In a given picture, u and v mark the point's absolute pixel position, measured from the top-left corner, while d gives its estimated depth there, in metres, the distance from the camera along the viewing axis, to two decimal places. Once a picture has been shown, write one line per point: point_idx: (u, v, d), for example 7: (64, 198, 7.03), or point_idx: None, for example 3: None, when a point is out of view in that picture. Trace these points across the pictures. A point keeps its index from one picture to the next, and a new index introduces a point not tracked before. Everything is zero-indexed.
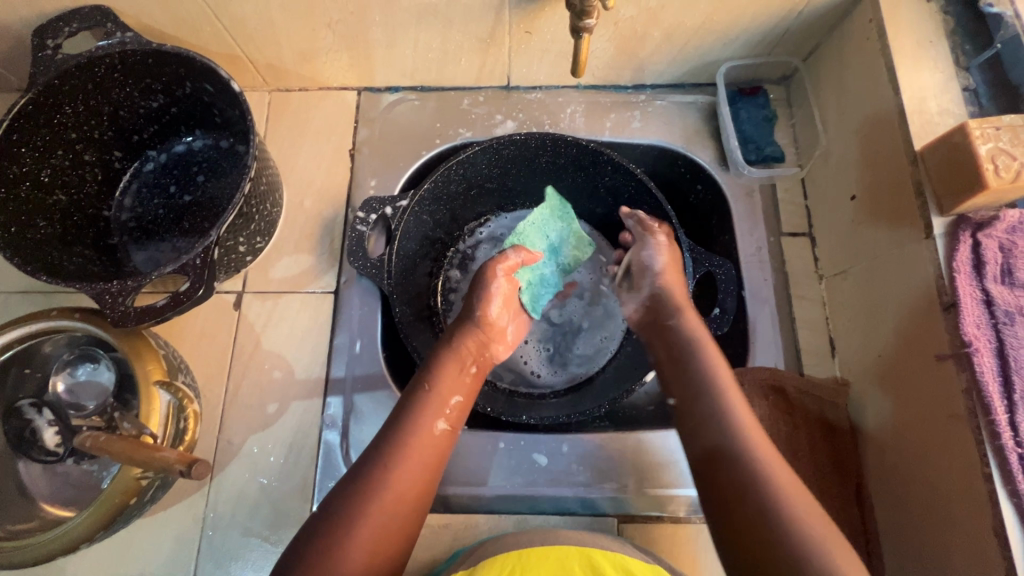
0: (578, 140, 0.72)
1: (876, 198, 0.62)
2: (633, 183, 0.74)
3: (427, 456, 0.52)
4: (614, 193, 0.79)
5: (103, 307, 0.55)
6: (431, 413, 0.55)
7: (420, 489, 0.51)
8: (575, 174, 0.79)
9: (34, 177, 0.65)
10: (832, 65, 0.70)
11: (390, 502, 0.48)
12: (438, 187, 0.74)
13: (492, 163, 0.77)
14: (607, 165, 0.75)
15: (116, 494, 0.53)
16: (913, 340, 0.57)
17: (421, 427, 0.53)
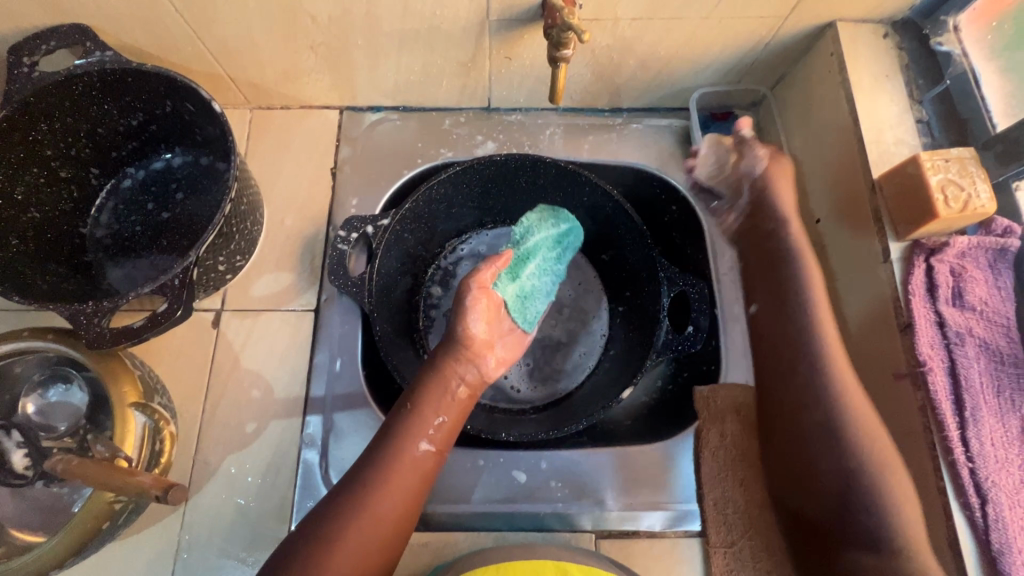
0: (556, 161, 0.75)
1: (839, 222, 0.65)
2: (610, 204, 0.77)
3: (407, 480, 0.54)
4: (592, 212, 0.80)
5: (78, 328, 0.54)
6: (410, 439, 0.56)
7: (402, 513, 0.53)
8: (555, 193, 0.81)
9: (7, 195, 0.65)
10: (797, 94, 0.74)
11: (368, 527, 0.51)
12: (419, 204, 0.75)
13: (472, 182, 0.78)
14: (585, 185, 0.76)
15: (89, 518, 0.53)
16: (872, 359, 0.60)
17: (403, 453, 0.55)
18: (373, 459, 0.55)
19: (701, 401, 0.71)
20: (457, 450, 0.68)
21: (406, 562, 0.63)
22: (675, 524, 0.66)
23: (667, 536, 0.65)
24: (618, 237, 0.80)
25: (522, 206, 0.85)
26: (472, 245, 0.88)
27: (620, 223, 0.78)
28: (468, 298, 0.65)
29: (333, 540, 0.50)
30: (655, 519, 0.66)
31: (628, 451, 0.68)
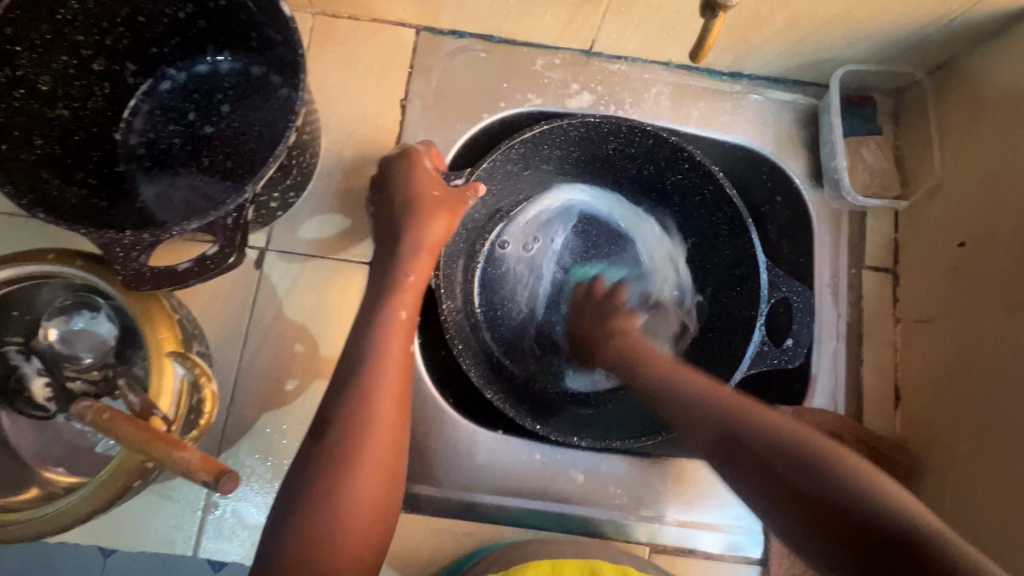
0: (657, 131, 0.63)
1: (993, 251, 0.57)
2: (711, 189, 0.66)
3: (405, 341, 0.51)
4: (682, 193, 0.70)
5: (113, 262, 0.47)
6: (411, 293, 0.53)
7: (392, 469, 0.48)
8: (645, 165, 0.69)
9: (31, 84, 0.55)
10: (966, 88, 0.62)
11: (384, 430, 0.47)
12: (495, 165, 0.63)
13: (554, 143, 0.66)
14: (684, 163, 0.66)
15: (119, 476, 0.47)
16: (1005, 416, 0.53)
17: (400, 314, 0.52)
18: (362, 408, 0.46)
19: None
20: (514, 439, 0.62)
21: (449, 550, 0.59)
22: (735, 548, 0.61)
23: (725, 560, 0.61)
24: (709, 227, 0.70)
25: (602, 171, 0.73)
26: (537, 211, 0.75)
27: (718, 212, 0.67)
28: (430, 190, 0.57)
29: (353, 453, 0.46)
30: (715, 540, 0.61)
31: (695, 466, 0.63)
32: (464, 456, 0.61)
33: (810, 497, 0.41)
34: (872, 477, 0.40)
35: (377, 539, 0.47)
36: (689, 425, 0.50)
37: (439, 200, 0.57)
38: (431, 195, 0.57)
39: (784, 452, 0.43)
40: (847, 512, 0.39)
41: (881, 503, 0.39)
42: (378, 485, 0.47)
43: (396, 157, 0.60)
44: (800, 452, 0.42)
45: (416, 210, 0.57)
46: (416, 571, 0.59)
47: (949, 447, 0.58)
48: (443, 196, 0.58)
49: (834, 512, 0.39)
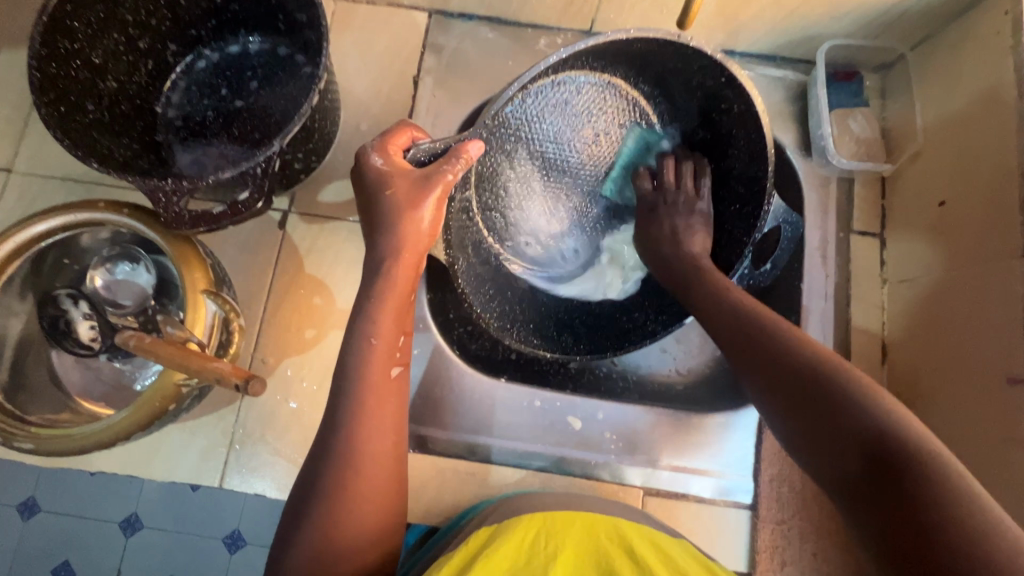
0: (694, 45, 0.55)
1: (970, 208, 0.59)
2: (749, 109, 0.59)
3: (383, 365, 0.48)
4: (709, 101, 0.63)
5: (156, 206, 0.52)
6: (382, 354, 0.48)
7: (389, 454, 0.47)
8: (673, 63, 0.60)
9: (85, 57, 0.60)
10: (945, 58, 0.66)
11: (382, 434, 0.47)
12: (512, 91, 0.55)
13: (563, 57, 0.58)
14: (721, 76, 0.58)
15: (156, 397, 0.52)
16: (981, 363, 0.55)
17: (376, 376, 0.47)
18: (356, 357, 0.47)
19: None
20: (515, 387, 0.67)
21: (454, 489, 0.63)
22: (726, 493, 0.65)
23: (716, 504, 0.64)
24: (726, 137, 0.65)
25: (622, 58, 0.62)
26: (540, 96, 0.64)
27: (743, 131, 0.62)
28: (411, 193, 0.49)
29: (345, 471, 0.45)
30: (706, 485, 0.65)
31: (686, 415, 0.67)
32: (468, 402, 0.66)
33: (889, 469, 0.37)
34: (874, 407, 0.40)
35: (387, 527, 0.47)
36: (749, 359, 0.48)
37: (416, 242, 0.50)
38: (402, 239, 0.50)
39: (826, 370, 0.43)
40: (862, 434, 0.39)
41: (918, 447, 0.37)
42: (381, 483, 0.47)
43: (365, 192, 0.51)
44: (854, 400, 0.41)
45: (385, 259, 0.50)
46: (423, 507, 0.63)
47: (931, 398, 0.61)
48: (411, 237, 0.50)
49: (839, 434, 0.40)
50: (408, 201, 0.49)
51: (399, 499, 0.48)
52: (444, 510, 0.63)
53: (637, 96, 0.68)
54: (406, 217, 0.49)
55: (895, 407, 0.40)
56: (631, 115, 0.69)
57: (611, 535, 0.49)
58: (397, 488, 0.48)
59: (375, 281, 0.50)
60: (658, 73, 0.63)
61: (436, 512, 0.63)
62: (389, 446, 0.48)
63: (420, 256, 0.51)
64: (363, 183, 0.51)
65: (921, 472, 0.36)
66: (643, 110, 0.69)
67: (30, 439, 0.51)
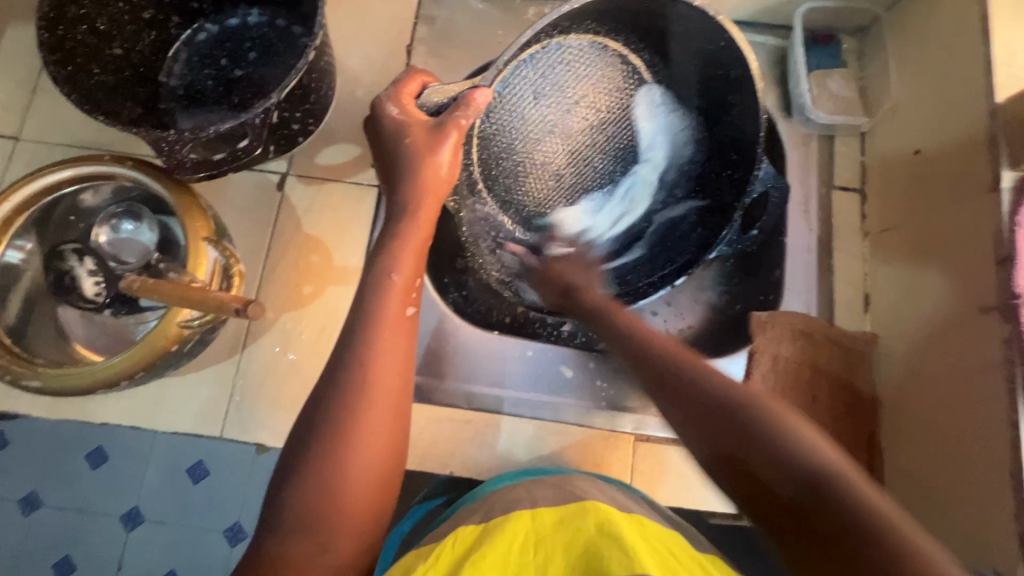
0: (696, 4, 0.57)
1: (942, 152, 0.61)
2: (745, 71, 0.61)
3: (402, 302, 0.49)
4: (708, 62, 0.66)
5: (160, 153, 0.55)
6: (400, 291, 0.49)
7: (399, 383, 0.47)
8: (673, 26, 0.63)
9: (91, 23, 0.63)
10: (917, 15, 0.68)
11: (390, 363, 0.47)
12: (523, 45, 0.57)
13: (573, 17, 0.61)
14: (721, 41, 0.61)
15: (159, 338, 0.54)
16: (958, 297, 0.57)
17: (392, 310, 0.48)
18: (363, 289, 0.49)
19: (757, 324, 0.70)
20: (509, 338, 0.70)
21: (449, 436, 0.65)
22: None
23: None
24: (721, 103, 0.68)
25: (625, 21, 0.65)
26: (543, 60, 0.67)
27: (736, 94, 0.65)
28: (433, 130, 0.51)
29: (349, 400, 0.45)
30: None
31: None
32: (464, 353, 0.69)
33: (784, 507, 0.36)
34: (807, 435, 0.37)
35: (391, 462, 0.46)
36: (674, 395, 0.42)
37: (435, 189, 0.51)
38: (422, 186, 0.51)
39: (732, 408, 0.39)
40: (789, 502, 0.35)
41: (833, 479, 0.35)
42: (387, 416, 0.46)
43: (384, 140, 0.52)
44: (787, 454, 0.36)
45: (409, 205, 0.51)
46: (420, 454, 0.64)
47: (912, 337, 0.62)
48: (431, 184, 0.51)
49: (770, 490, 0.36)
50: (426, 148, 0.50)
51: (402, 428, 0.48)
52: (440, 456, 0.64)
53: (640, 55, 0.70)
54: (425, 162, 0.50)
55: (852, 472, 0.35)
56: (634, 83, 0.72)
57: (599, 525, 0.45)
58: (400, 427, 0.47)
59: (399, 225, 0.51)
60: (658, 37, 0.66)
61: (432, 460, 0.64)
62: (398, 375, 0.48)
63: (439, 203, 0.52)
64: (381, 132, 0.52)
65: (846, 498, 0.34)
66: (643, 76, 0.72)
67: (38, 376, 0.53)
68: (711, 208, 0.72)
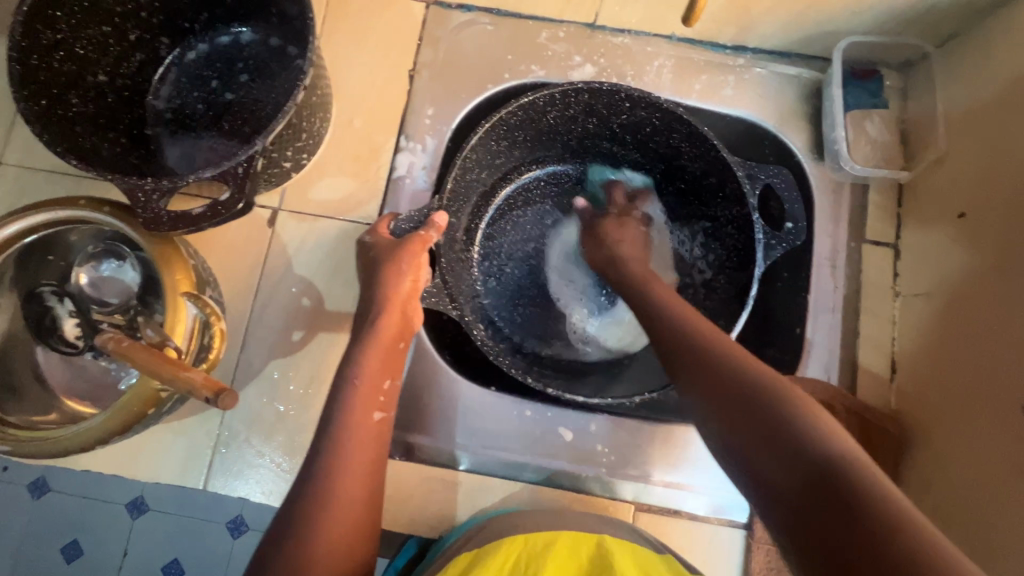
0: (591, 86, 0.60)
1: (990, 220, 0.56)
2: (681, 127, 0.63)
3: (367, 409, 0.47)
4: (643, 130, 0.67)
5: (136, 205, 0.51)
6: (364, 396, 0.47)
7: (359, 492, 0.43)
8: (591, 121, 0.68)
9: (69, 48, 0.59)
10: (972, 57, 0.61)
11: (352, 466, 0.43)
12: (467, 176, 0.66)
13: (501, 139, 0.67)
14: (623, 103, 0.63)
15: (133, 402, 0.51)
16: (995, 388, 0.52)
17: (354, 413, 0.46)
18: None
19: None
20: (505, 395, 0.65)
21: (439, 498, 0.62)
22: (719, 511, 0.63)
23: (707, 522, 0.62)
24: (675, 151, 0.68)
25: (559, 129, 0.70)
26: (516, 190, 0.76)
27: (673, 133, 0.65)
28: (396, 253, 0.54)
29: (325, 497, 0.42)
30: (699, 503, 0.63)
31: (682, 429, 0.64)
32: (456, 412, 0.64)
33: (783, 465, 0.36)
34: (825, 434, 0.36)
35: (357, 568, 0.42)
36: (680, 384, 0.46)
37: (398, 295, 0.52)
38: (388, 298, 0.52)
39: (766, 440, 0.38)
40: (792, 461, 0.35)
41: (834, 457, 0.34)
42: (351, 525, 0.42)
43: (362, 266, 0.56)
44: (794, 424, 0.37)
45: (377, 315, 0.52)
46: (408, 516, 0.62)
47: (943, 419, 0.58)
48: (396, 293, 0.53)
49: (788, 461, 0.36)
50: (392, 264, 0.53)
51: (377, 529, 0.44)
52: (430, 518, 0.62)
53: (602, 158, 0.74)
54: (391, 276, 0.53)
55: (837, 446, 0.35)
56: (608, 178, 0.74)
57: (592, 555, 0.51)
58: (367, 529, 0.43)
59: (363, 335, 0.51)
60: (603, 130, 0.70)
61: (420, 522, 0.62)
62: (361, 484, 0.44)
63: (407, 313, 0.54)
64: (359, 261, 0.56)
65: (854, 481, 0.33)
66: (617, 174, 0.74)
67: (7, 441, 0.51)
68: (732, 221, 0.67)
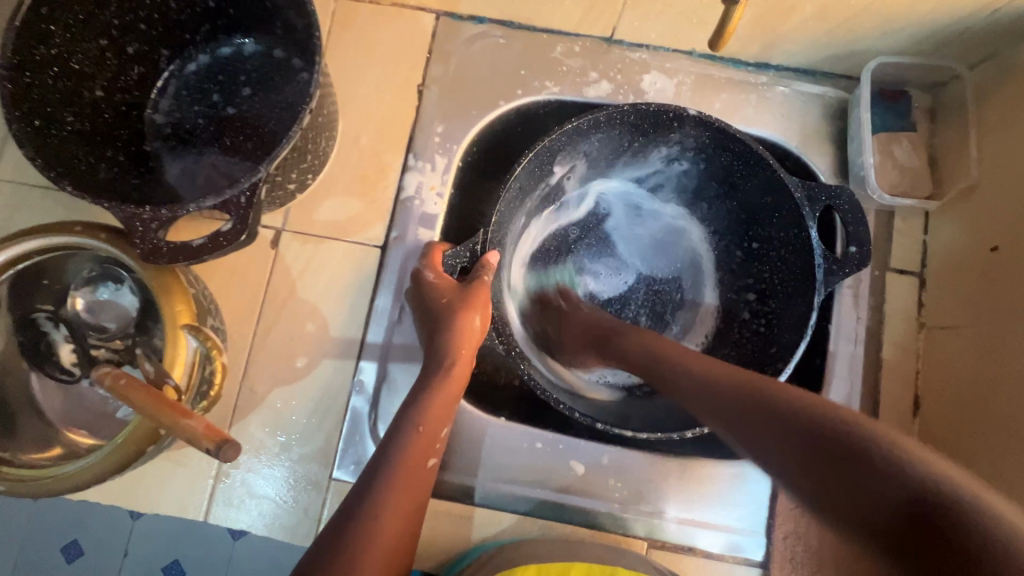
0: (637, 105, 0.58)
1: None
2: (724, 141, 0.61)
3: (422, 455, 0.50)
4: (695, 148, 0.64)
5: (132, 235, 0.49)
6: (423, 441, 0.50)
7: (402, 536, 0.46)
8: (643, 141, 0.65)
9: (64, 63, 0.56)
10: (1009, 82, 0.59)
11: (396, 512, 0.46)
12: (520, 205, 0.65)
13: (551, 163, 0.64)
14: (672, 122, 0.61)
15: (132, 441, 0.49)
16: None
17: (410, 460, 0.49)
18: None
19: None
20: (516, 426, 0.63)
21: (447, 533, 0.60)
22: (733, 549, 0.61)
23: (723, 560, 0.61)
24: (726, 171, 0.66)
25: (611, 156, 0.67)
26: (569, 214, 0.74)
27: (723, 152, 0.63)
28: (467, 297, 0.55)
29: None
30: (713, 541, 0.61)
31: (698, 463, 0.62)
32: (464, 442, 0.62)
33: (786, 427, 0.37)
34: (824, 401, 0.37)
35: None
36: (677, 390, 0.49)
37: (469, 339, 0.55)
38: (457, 341, 0.54)
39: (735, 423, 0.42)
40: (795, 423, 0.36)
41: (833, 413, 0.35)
42: (386, 570, 0.44)
43: (424, 301, 0.57)
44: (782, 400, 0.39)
45: (444, 358, 0.54)
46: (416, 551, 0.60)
47: (970, 460, 0.56)
48: (465, 336, 0.55)
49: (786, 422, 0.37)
50: (462, 306, 0.54)
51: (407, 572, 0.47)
52: (438, 553, 0.60)
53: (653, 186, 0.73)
54: (460, 320, 0.54)
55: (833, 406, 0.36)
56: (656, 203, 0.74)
57: None
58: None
59: (433, 376, 0.54)
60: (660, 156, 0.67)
61: (427, 557, 0.60)
62: (403, 528, 0.46)
63: (472, 353, 0.56)
64: (420, 296, 0.58)
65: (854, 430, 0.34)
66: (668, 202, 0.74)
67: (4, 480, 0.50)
68: (787, 244, 0.63)
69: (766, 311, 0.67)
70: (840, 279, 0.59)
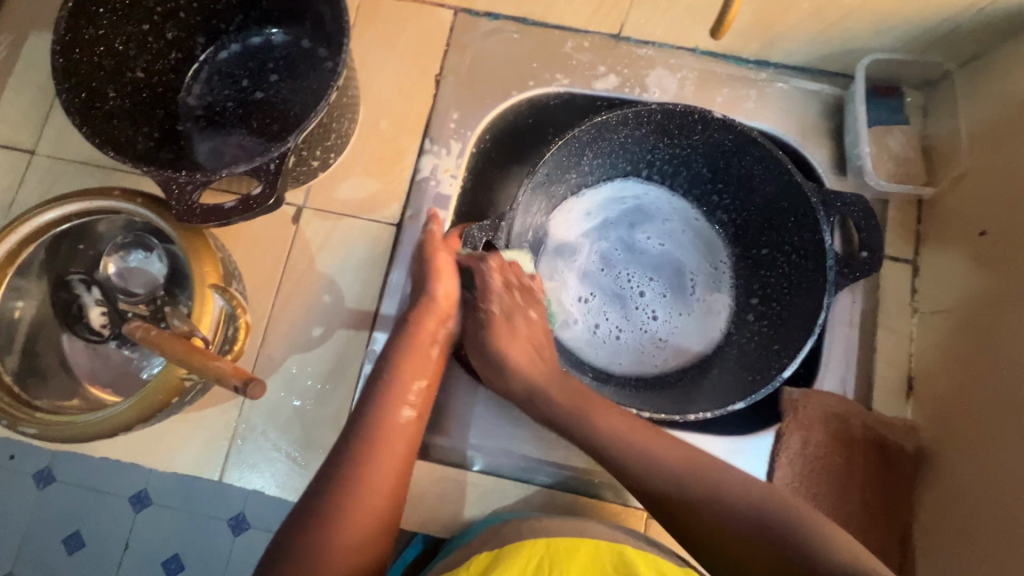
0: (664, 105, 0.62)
1: (1010, 238, 0.56)
2: (742, 144, 0.65)
3: (396, 409, 0.53)
4: (711, 150, 0.68)
5: (169, 197, 0.53)
6: (396, 395, 0.53)
7: (391, 485, 0.50)
8: (663, 143, 0.69)
9: (108, 44, 0.61)
10: (995, 80, 0.62)
11: (381, 464, 0.50)
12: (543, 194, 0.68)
13: (575, 154, 0.67)
14: (696, 125, 0.65)
15: (159, 391, 0.52)
16: (1014, 405, 0.52)
17: (387, 416, 0.52)
18: None
19: (789, 403, 0.65)
20: None
21: (452, 498, 0.62)
22: None
23: None
24: (746, 173, 0.69)
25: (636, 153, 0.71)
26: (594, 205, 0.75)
27: (746, 156, 0.66)
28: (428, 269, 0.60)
29: None
30: None
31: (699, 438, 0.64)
32: (470, 412, 0.65)
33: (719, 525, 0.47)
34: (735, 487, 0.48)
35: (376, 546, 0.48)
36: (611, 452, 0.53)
37: (435, 303, 0.59)
38: (424, 306, 0.59)
39: (669, 496, 0.50)
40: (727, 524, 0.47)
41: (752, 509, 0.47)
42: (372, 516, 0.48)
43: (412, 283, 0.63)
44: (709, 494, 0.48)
45: (410, 324, 0.58)
46: (421, 515, 0.62)
47: (962, 435, 0.58)
48: (430, 301, 0.59)
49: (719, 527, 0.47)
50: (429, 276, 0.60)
51: (398, 519, 0.51)
52: (442, 518, 0.62)
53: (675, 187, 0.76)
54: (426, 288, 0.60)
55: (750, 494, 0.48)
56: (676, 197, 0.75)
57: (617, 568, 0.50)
58: (389, 523, 0.49)
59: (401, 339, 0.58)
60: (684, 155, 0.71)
61: (432, 522, 0.62)
62: (392, 478, 0.50)
63: (443, 318, 0.60)
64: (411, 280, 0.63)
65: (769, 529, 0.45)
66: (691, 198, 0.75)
67: (34, 424, 0.53)
68: (801, 248, 0.66)
69: (772, 313, 0.70)
70: (848, 282, 0.64)
